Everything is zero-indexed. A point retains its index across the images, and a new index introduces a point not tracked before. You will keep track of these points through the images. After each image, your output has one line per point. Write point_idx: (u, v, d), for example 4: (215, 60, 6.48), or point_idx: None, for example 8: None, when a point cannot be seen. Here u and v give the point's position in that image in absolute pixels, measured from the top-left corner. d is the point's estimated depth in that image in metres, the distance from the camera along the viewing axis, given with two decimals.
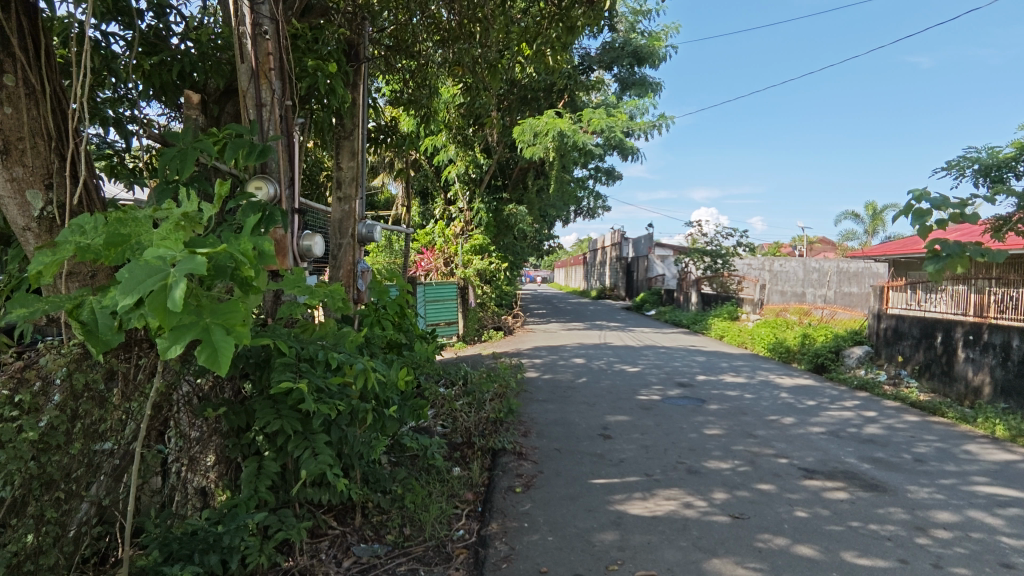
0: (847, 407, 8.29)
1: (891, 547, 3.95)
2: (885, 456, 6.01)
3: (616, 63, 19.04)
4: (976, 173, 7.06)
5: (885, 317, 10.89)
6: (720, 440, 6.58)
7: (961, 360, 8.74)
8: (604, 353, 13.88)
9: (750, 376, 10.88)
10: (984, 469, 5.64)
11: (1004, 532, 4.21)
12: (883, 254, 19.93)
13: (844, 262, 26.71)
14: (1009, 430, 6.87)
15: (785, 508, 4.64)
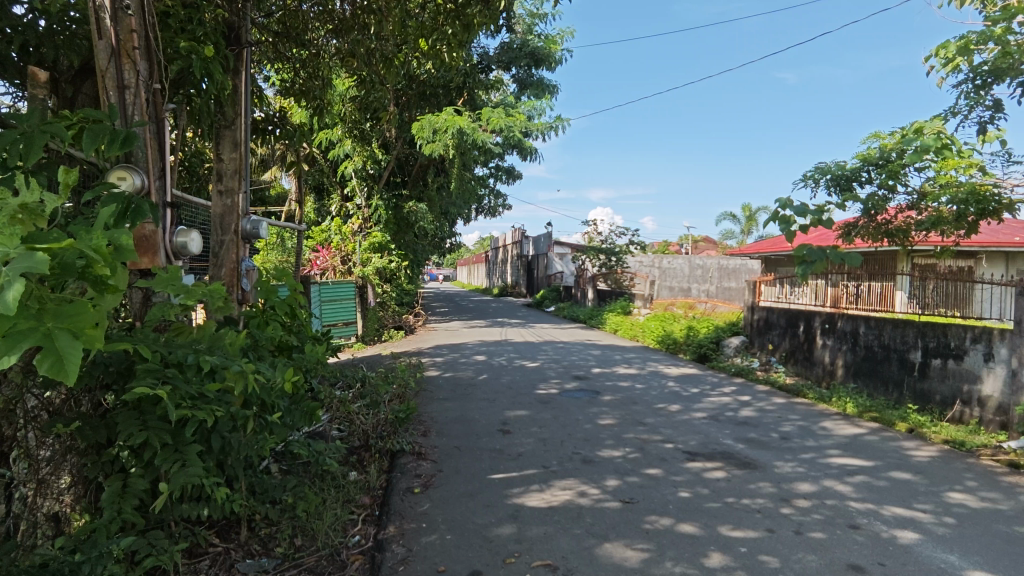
0: (725, 393, 9.00)
1: (761, 519, 4.34)
2: (757, 436, 6.59)
3: (514, 63, 19.33)
4: (828, 182, 7.92)
5: (757, 308, 11.93)
6: (613, 430, 6.90)
7: (820, 347, 9.77)
8: (505, 349, 14.09)
9: (641, 367, 11.49)
10: (838, 443, 6.35)
11: (852, 498, 4.76)
12: (756, 252, 21.80)
13: (724, 259, 28.94)
14: (857, 407, 7.79)
15: (670, 490, 4.94)
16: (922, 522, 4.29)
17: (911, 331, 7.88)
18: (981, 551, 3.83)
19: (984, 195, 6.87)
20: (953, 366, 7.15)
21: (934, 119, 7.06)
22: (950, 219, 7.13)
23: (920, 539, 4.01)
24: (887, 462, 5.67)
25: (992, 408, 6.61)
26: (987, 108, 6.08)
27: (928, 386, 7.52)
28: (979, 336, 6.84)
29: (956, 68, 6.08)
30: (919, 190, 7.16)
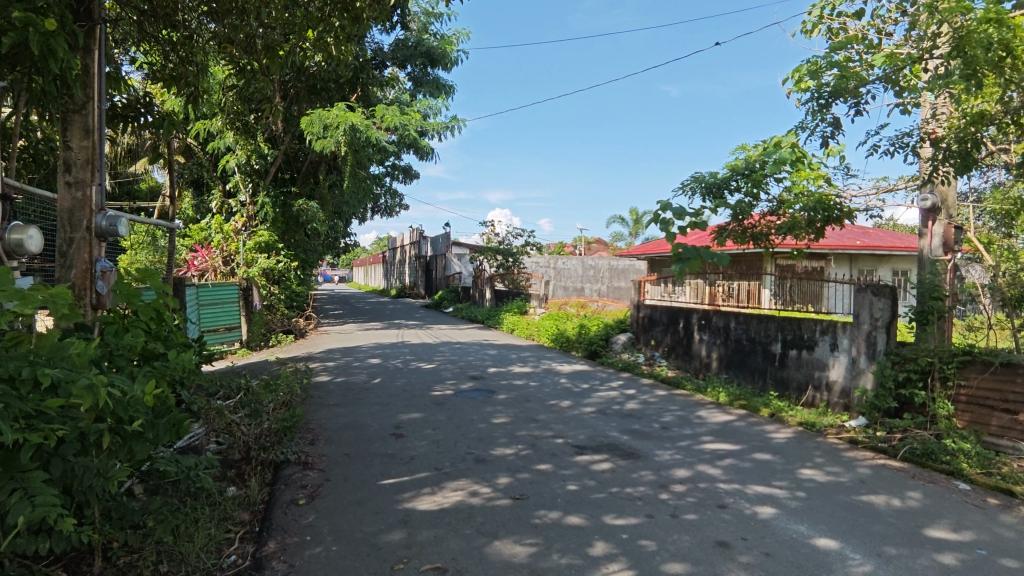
0: (613, 388, 9.44)
1: (641, 505, 4.59)
2: (640, 427, 6.98)
3: (409, 61, 19.04)
4: (702, 189, 8.56)
5: (642, 307, 12.63)
6: (506, 428, 6.99)
7: (697, 341, 10.52)
8: (401, 351, 13.84)
9: (536, 365, 11.76)
10: (711, 430, 6.87)
11: (721, 480, 5.18)
12: (642, 253, 23.06)
13: (614, 260, 30.30)
14: (728, 396, 8.49)
15: (559, 484, 5.09)
16: (778, 498, 4.75)
17: (772, 325, 8.71)
18: (826, 520, 4.31)
19: (829, 204, 7.87)
20: (807, 355, 7.98)
21: (790, 135, 7.84)
22: (803, 224, 8.04)
23: (776, 513, 4.44)
24: (752, 445, 6.23)
25: (837, 392, 7.45)
26: (829, 126, 6.85)
27: (786, 373, 8.34)
28: (827, 328, 7.69)
29: (807, 89, 6.79)
30: (778, 199, 7.92)
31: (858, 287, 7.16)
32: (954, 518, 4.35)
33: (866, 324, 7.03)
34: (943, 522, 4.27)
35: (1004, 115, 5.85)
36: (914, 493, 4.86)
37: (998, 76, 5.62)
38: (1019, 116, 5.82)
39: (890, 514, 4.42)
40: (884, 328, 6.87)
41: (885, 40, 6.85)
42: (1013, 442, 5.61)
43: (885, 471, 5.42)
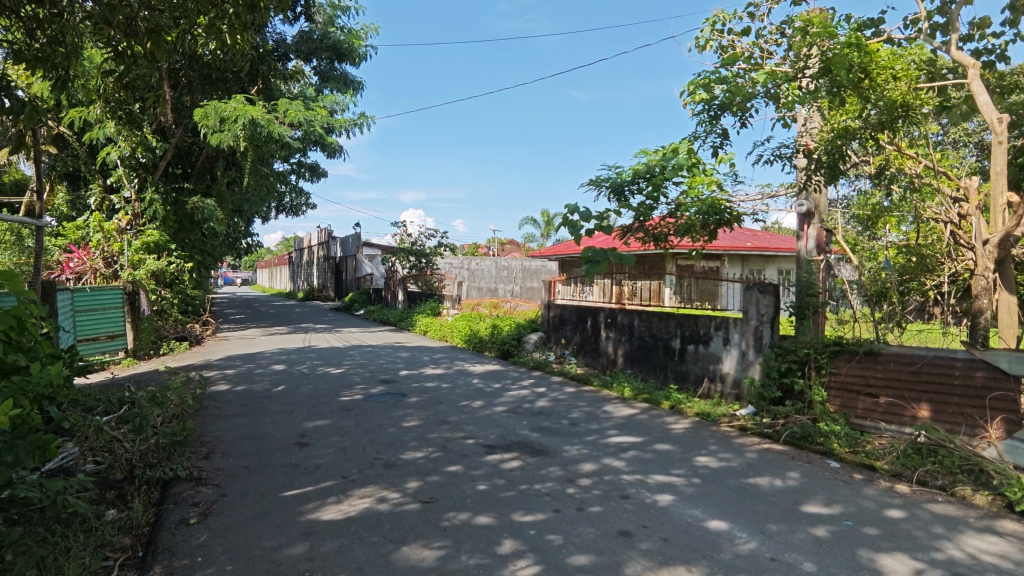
0: (523, 386, 9.58)
1: (549, 501, 4.69)
2: (549, 424, 7.13)
3: (315, 54, 18.30)
4: (608, 189, 8.86)
5: (552, 306, 12.90)
6: (417, 431, 6.90)
7: (604, 339, 10.90)
8: (308, 357, 13.28)
9: (448, 366, 11.69)
10: (617, 423, 7.14)
11: (625, 471, 5.40)
12: (553, 254, 23.57)
13: (527, 261, 30.68)
14: (632, 390, 8.88)
15: (469, 484, 5.09)
16: (676, 485, 5.03)
17: (671, 322, 9.18)
18: (718, 503, 4.61)
19: (720, 208, 8.47)
20: (702, 350, 8.50)
21: (687, 142, 8.29)
22: (698, 225, 8.54)
23: (674, 500, 4.69)
24: (653, 436, 6.54)
25: (729, 383, 7.99)
26: (718, 136, 7.33)
27: (684, 367, 8.83)
28: (719, 324, 8.22)
29: (700, 100, 7.22)
30: (676, 202, 8.38)
31: (746, 286, 7.75)
32: (827, 493, 4.80)
33: (754, 319, 7.63)
34: (817, 498, 4.70)
35: (865, 130, 6.52)
36: (793, 473, 5.32)
37: (859, 95, 6.28)
38: (876, 132, 6.52)
39: (773, 494, 4.80)
40: (769, 323, 7.47)
41: (768, 59, 7.43)
42: (874, 422, 6.17)
43: (769, 454, 5.88)
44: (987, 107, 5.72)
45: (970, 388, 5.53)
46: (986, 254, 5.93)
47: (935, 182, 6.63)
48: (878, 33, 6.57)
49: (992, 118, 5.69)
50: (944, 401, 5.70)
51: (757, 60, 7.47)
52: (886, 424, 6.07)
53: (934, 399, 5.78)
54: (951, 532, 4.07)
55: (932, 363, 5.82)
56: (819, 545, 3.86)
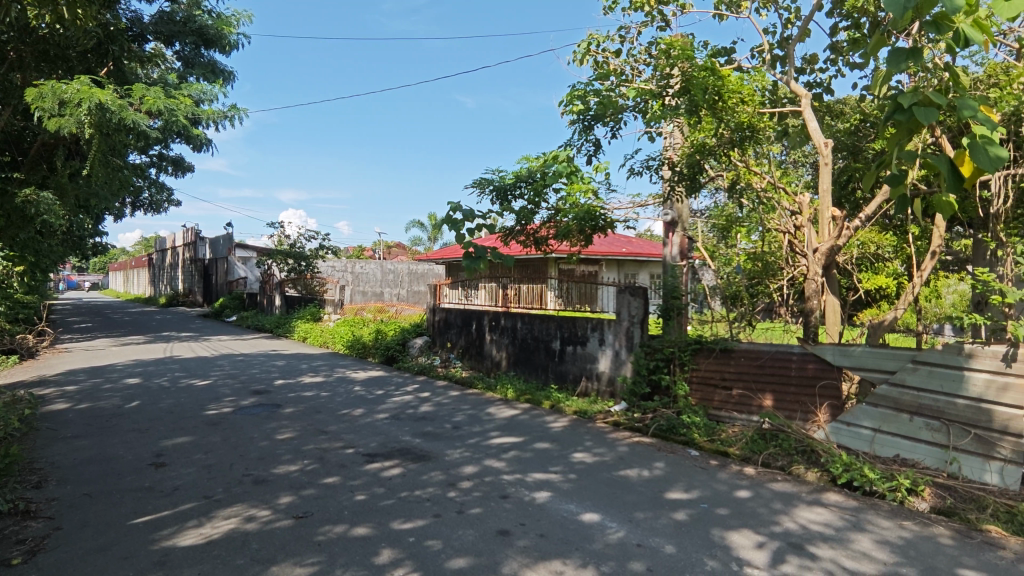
0: (407, 392, 9.44)
1: (429, 506, 4.66)
2: (432, 429, 7.09)
3: (178, 38, 16.51)
4: (490, 191, 8.99)
5: (438, 310, 12.85)
6: (292, 443, 6.54)
7: (488, 342, 11.04)
8: (168, 368, 12.10)
9: (328, 374, 11.21)
10: (499, 425, 7.26)
11: (505, 471, 5.51)
12: (440, 257, 23.47)
13: (414, 264, 30.27)
14: (515, 391, 9.10)
15: (347, 496, 4.92)
16: (553, 482, 5.21)
17: (552, 324, 9.50)
18: (591, 496, 4.85)
19: (596, 215, 8.68)
20: (580, 350, 8.89)
21: (566, 149, 8.62)
22: (575, 230, 8.86)
23: (551, 496, 4.86)
24: (533, 436, 6.73)
25: (604, 381, 8.43)
26: (591, 146, 7.73)
27: (564, 367, 9.17)
28: (595, 325, 8.66)
29: (577, 110, 7.56)
30: (555, 208, 8.80)
31: (619, 289, 8.23)
32: (687, 480, 5.23)
33: (626, 320, 8.14)
34: (679, 485, 5.10)
35: (718, 147, 7.24)
36: (659, 463, 5.73)
37: (714, 117, 6.95)
38: (728, 149, 7.23)
39: (641, 484, 5.14)
40: (639, 323, 8.01)
41: (637, 77, 7.96)
42: (728, 413, 6.80)
43: (638, 447, 6.29)
44: (815, 132, 6.55)
45: (803, 378, 6.27)
46: (815, 261, 6.72)
47: (776, 196, 7.46)
48: (729, 61, 7.29)
49: (819, 142, 6.53)
50: (784, 391, 6.41)
51: (628, 77, 7.98)
52: (737, 414, 6.71)
53: (775, 389, 6.48)
54: (787, 507, 4.60)
55: (774, 357, 6.52)
56: (680, 529, 4.19)
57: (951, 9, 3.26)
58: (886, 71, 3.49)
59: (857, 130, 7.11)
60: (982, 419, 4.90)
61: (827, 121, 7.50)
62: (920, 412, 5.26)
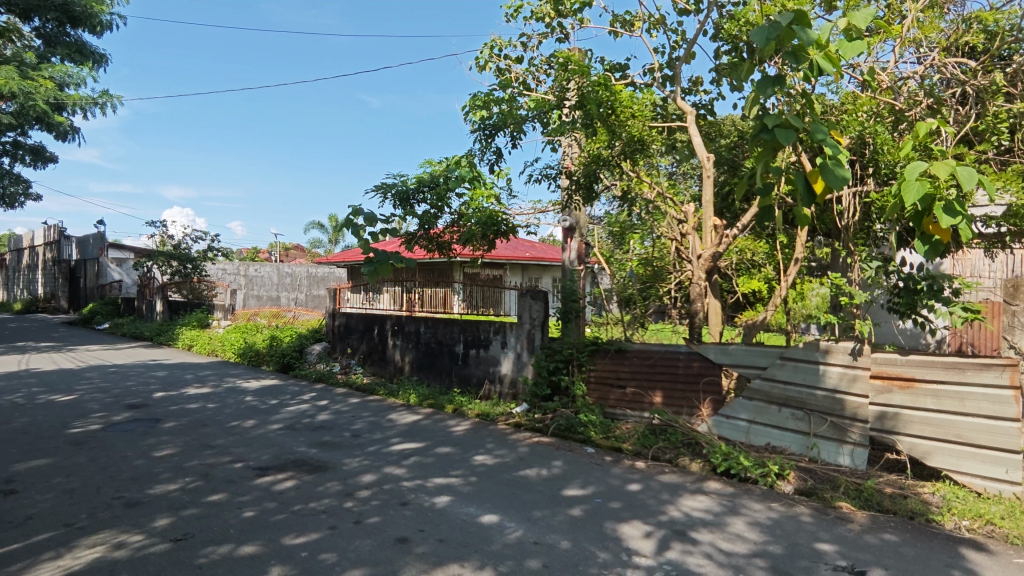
0: (304, 400, 9.03)
1: (324, 519, 4.49)
2: (330, 438, 6.84)
3: (37, 13, 14.92)
4: (391, 195, 8.84)
5: (338, 315, 12.43)
6: (172, 460, 6.04)
7: (391, 346, 10.83)
8: (23, 382, 10.75)
9: (216, 384, 10.47)
10: (400, 431, 7.14)
11: (405, 478, 5.43)
12: (342, 261, 22.68)
13: (313, 267, 29.02)
14: (418, 397, 9.00)
15: (233, 513, 4.63)
16: (454, 486, 5.21)
17: (455, 327, 9.50)
18: (491, 498, 4.90)
19: (498, 219, 8.83)
20: (483, 353, 8.95)
21: (469, 155, 8.67)
22: (477, 235, 8.89)
23: (451, 500, 4.86)
24: (435, 441, 6.69)
25: (507, 383, 8.55)
26: (492, 153, 7.83)
27: (467, 371, 9.20)
28: (498, 329, 8.76)
29: (479, 116, 7.64)
30: (458, 213, 8.83)
31: (521, 293, 8.39)
32: (583, 477, 5.43)
33: (527, 323, 8.30)
34: (575, 482, 5.28)
35: (611, 158, 7.60)
36: (557, 462, 5.90)
37: (609, 128, 7.30)
38: (621, 160, 7.61)
39: (539, 483, 5.27)
40: (539, 326, 8.18)
41: (538, 87, 8.17)
42: (622, 410, 7.12)
43: (538, 447, 6.45)
44: (699, 147, 7.05)
45: (689, 375, 6.69)
46: (699, 267, 7.23)
47: (664, 206, 7.94)
48: (624, 77, 7.70)
49: (702, 157, 7.03)
50: (672, 387, 6.80)
51: (529, 86, 8.17)
52: (631, 412, 7.05)
53: (664, 386, 6.86)
54: (673, 497, 4.91)
55: (663, 356, 6.92)
56: (575, 524, 4.34)
57: (806, 42, 3.68)
58: (755, 94, 3.86)
59: (735, 146, 7.71)
60: (836, 408, 5.50)
61: (710, 138, 8.10)
62: (787, 403, 5.82)
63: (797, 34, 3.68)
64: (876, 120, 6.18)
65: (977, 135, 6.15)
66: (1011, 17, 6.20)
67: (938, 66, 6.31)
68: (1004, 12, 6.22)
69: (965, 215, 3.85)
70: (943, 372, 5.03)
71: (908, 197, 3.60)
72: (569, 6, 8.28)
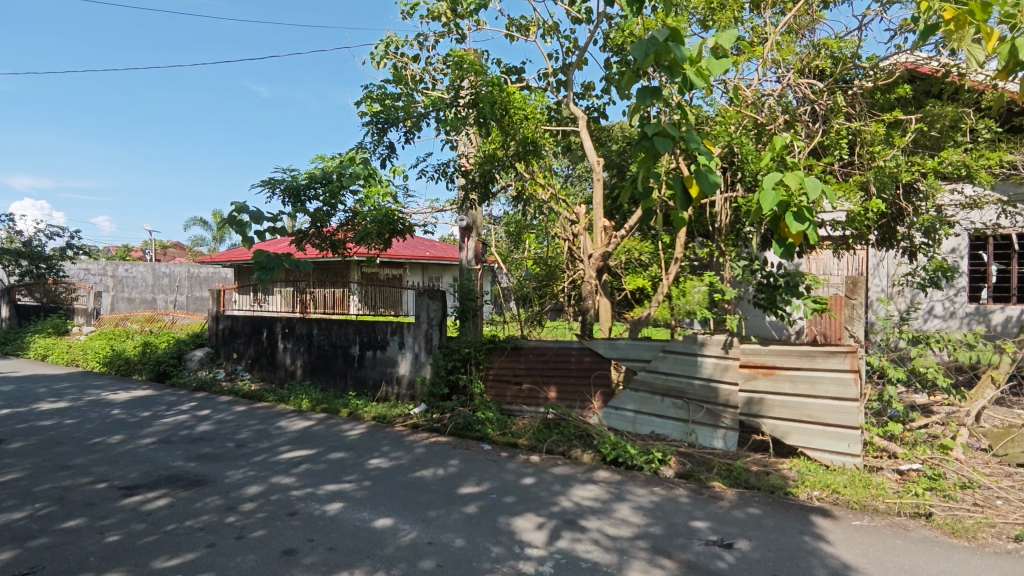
0: (181, 411, 8.36)
1: (201, 536, 4.19)
2: (211, 450, 6.38)
3: None
4: (280, 190, 8.41)
5: (222, 318, 11.64)
6: (18, 485, 5.35)
7: (281, 350, 10.31)
8: None
9: (75, 398, 9.41)
10: (290, 439, 6.81)
11: (294, 487, 5.20)
12: (228, 260, 21.24)
13: (194, 266, 26.85)
14: (311, 402, 8.64)
15: (93, 539, 4.19)
16: (346, 492, 5.06)
17: (350, 329, 9.21)
18: (385, 502, 4.82)
19: (395, 218, 8.66)
20: (380, 355, 8.77)
21: (363, 151, 8.43)
22: (373, 233, 8.63)
23: (343, 507, 4.72)
24: (328, 446, 6.46)
25: (404, 384, 8.43)
26: (385, 148, 7.69)
27: (364, 373, 8.97)
28: (395, 329, 8.60)
29: (373, 111, 7.46)
30: (352, 210, 8.56)
31: (418, 292, 8.28)
32: (479, 474, 5.48)
33: (425, 323, 8.20)
34: (471, 480, 5.33)
35: (505, 159, 7.74)
36: (453, 461, 5.91)
37: (504, 130, 7.41)
38: (514, 161, 7.74)
39: (435, 483, 5.25)
40: (437, 325, 8.12)
41: (434, 86, 8.13)
42: (519, 406, 7.26)
43: (434, 447, 6.43)
44: (590, 150, 7.33)
45: (581, 370, 6.94)
46: (590, 266, 7.55)
47: (558, 207, 8.18)
48: (519, 80, 7.87)
49: (593, 160, 7.31)
50: (565, 382, 7.04)
51: (425, 84, 8.11)
52: (527, 407, 7.20)
53: (558, 381, 7.07)
54: (565, 487, 5.10)
55: (557, 353, 7.13)
56: (469, 521, 4.37)
57: (680, 58, 3.96)
58: (637, 104, 4.10)
59: (623, 151, 8.12)
60: (711, 395, 5.97)
61: (601, 142, 8.46)
62: (669, 393, 6.22)
63: (672, 50, 3.96)
64: (742, 132, 6.77)
65: (824, 148, 6.95)
66: (852, 45, 7.03)
67: (794, 85, 7.03)
68: (846, 41, 7.03)
69: (813, 222, 4.34)
70: (798, 359, 5.61)
71: (765, 205, 4.00)
72: (465, 7, 8.30)
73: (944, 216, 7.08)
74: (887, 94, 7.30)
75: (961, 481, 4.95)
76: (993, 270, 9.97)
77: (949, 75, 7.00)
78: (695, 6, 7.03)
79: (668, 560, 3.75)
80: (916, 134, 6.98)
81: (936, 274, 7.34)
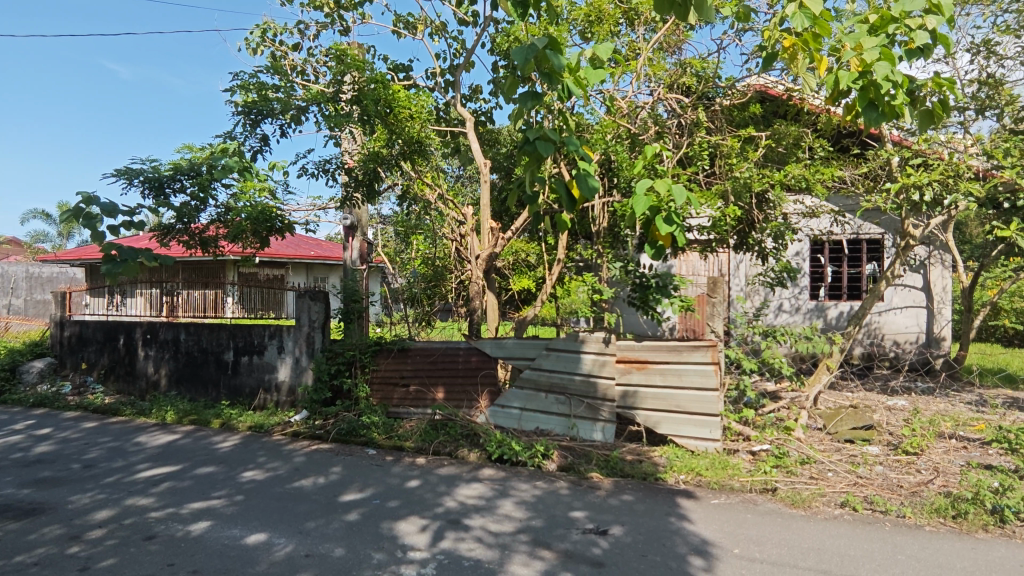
0: (14, 431, 7.32)
1: (36, 572, 3.70)
2: (51, 474, 5.65)
3: None
4: (141, 182, 7.66)
5: (68, 324, 10.35)
6: None
7: (141, 358, 9.36)
8: None
9: None
10: (149, 455, 6.21)
11: (153, 508, 4.75)
12: (76, 261, 18.93)
13: (34, 266, 23.58)
14: (176, 414, 7.92)
15: None
16: (215, 509, 4.71)
17: (223, 333, 8.58)
18: (258, 516, 4.54)
19: (273, 214, 8.19)
20: (257, 360, 8.24)
21: (235, 141, 7.86)
22: (248, 231, 8.11)
23: (211, 525, 4.38)
24: (195, 461, 5.97)
25: (284, 391, 7.99)
26: (258, 140, 7.24)
27: (238, 381, 8.39)
28: (273, 333, 8.13)
29: (247, 100, 7.02)
30: (224, 205, 7.98)
31: (298, 293, 7.88)
32: (362, 480, 5.34)
33: (306, 325, 7.82)
34: (353, 486, 5.18)
35: (391, 158, 7.63)
36: (335, 468, 5.71)
37: (389, 128, 7.28)
38: (398, 159, 7.62)
39: (315, 492, 5.04)
40: (319, 328, 7.77)
41: (316, 78, 7.80)
42: (405, 408, 7.15)
43: (315, 455, 6.16)
44: (476, 152, 7.38)
45: (468, 370, 6.97)
46: (478, 266, 7.63)
47: (445, 207, 8.16)
48: (406, 78, 7.79)
49: (480, 162, 7.38)
50: (452, 382, 7.04)
51: (306, 76, 7.76)
52: (414, 409, 7.11)
53: (445, 382, 7.06)
54: (449, 487, 5.11)
55: (444, 353, 7.09)
56: (350, 529, 4.25)
57: (557, 66, 4.07)
58: (518, 109, 4.19)
59: (510, 155, 8.30)
60: (591, 390, 6.25)
61: (487, 145, 8.56)
62: (552, 389, 6.44)
63: (550, 58, 4.05)
64: (617, 141, 7.18)
65: (689, 159, 7.56)
66: (712, 66, 7.71)
67: (664, 99, 7.58)
68: (709, 62, 7.70)
69: (680, 224, 4.73)
70: (667, 354, 6.05)
71: (636, 208, 4.26)
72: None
73: (788, 223, 7.97)
74: (742, 112, 8.08)
75: (800, 457, 5.61)
76: (828, 271, 11.39)
77: (792, 98, 7.89)
78: (576, 18, 7.38)
79: (548, 550, 3.89)
80: (766, 150, 7.81)
81: (782, 274, 8.24)
